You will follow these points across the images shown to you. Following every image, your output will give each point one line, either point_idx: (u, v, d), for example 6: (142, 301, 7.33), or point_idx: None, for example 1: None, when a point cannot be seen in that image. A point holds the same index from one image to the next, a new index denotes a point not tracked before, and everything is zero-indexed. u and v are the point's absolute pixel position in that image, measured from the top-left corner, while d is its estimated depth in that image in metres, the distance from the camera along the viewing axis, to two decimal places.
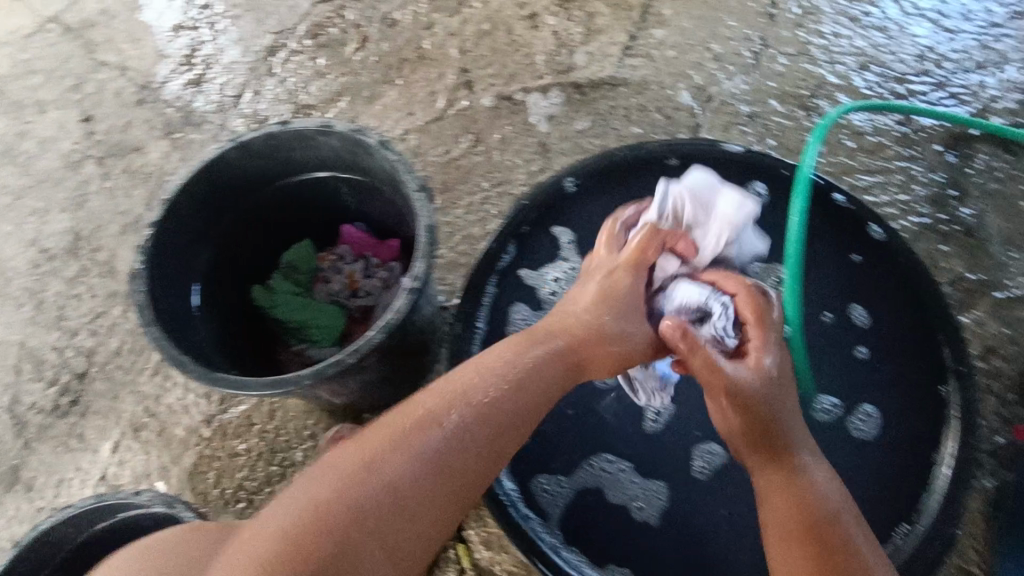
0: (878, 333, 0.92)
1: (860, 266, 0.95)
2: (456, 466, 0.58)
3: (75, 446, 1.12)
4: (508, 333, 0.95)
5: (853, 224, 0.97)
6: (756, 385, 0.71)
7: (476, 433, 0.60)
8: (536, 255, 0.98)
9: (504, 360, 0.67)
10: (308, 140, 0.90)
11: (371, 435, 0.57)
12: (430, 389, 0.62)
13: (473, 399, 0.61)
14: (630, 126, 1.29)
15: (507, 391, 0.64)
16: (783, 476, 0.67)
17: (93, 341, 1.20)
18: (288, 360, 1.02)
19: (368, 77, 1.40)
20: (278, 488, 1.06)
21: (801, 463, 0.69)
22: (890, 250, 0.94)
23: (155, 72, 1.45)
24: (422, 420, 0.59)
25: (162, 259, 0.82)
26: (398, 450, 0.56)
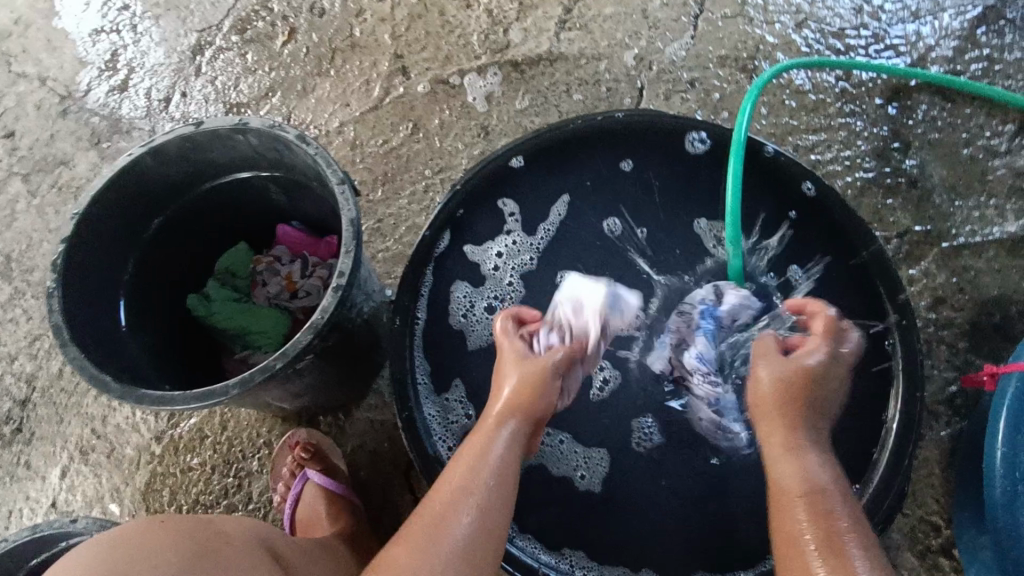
0: (817, 291, 0.93)
1: (795, 224, 0.95)
2: (477, 550, 0.64)
3: (22, 475, 1.08)
4: (452, 314, 0.95)
5: (787, 181, 0.95)
6: (789, 379, 0.72)
7: (484, 516, 0.66)
8: (476, 232, 0.97)
9: (485, 444, 0.72)
10: (225, 140, 0.86)
11: (395, 551, 0.63)
12: (433, 493, 0.68)
13: (470, 499, 0.67)
14: (569, 102, 1.27)
15: (495, 470, 0.70)
16: (784, 451, 0.68)
17: (33, 366, 1.14)
18: (233, 368, 0.99)
19: (300, 70, 1.35)
20: (236, 500, 1.03)
21: (805, 439, 0.69)
22: (824, 207, 0.93)
23: (77, 80, 1.39)
24: (434, 521, 0.65)
25: (76, 276, 0.79)
26: (421, 557, 0.62)
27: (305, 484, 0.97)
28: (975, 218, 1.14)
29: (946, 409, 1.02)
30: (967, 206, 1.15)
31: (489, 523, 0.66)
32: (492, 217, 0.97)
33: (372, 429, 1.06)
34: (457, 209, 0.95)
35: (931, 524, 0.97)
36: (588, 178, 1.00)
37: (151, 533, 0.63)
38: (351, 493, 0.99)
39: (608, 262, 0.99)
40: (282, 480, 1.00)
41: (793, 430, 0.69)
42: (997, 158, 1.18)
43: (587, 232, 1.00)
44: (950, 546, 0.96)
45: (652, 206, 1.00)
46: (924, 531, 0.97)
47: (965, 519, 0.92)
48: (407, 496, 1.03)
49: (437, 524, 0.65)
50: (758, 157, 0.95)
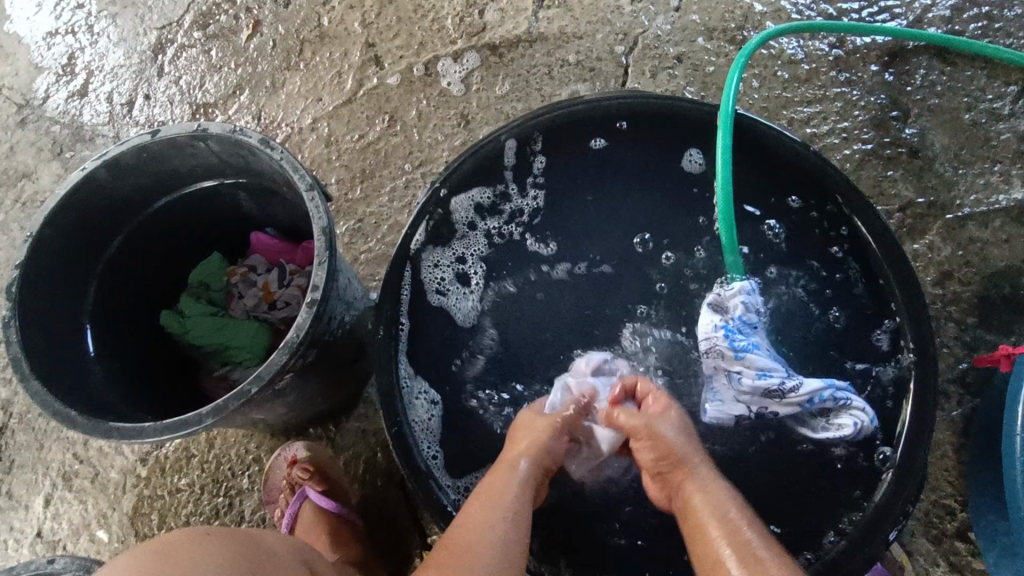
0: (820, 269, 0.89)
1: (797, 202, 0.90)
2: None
3: (4, 505, 1.04)
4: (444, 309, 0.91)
5: (784, 161, 0.89)
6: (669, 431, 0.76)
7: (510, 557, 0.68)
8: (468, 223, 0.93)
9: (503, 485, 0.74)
10: (185, 147, 0.80)
11: None
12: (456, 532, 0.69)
13: (494, 542, 0.68)
14: (551, 84, 1.22)
15: (516, 512, 0.71)
16: (692, 491, 0.71)
17: (7, 392, 1.09)
18: (212, 386, 0.94)
19: (268, 65, 1.28)
20: (228, 520, 0.99)
21: (704, 477, 0.72)
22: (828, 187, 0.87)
23: (34, 88, 1.32)
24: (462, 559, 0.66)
25: (30, 304, 0.74)
26: None
27: (305, 500, 0.94)
28: (980, 186, 1.09)
29: (956, 388, 0.99)
30: (971, 174, 1.10)
31: (513, 561, 0.68)
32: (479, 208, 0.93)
33: (364, 439, 1.02)
34: (441, 188, 0.89)
35: (946, 508, 0.94)
36: (579, 163, 0.95)
37: (209, 538, 0.64)
38: (351, 516, 0.95)
39: (600, 244, 0.94)
40: (281, 495, 0.97)
41: (677, 471, 0.73)
42: (1000, 122, 1.13)
43: (577, 215, 0.95)
44: (966, 530, 0.93)
45: (645, 188, 0.95)
46: (938, 516, 0.94)
47: (982, 503, 0.89)
48: (405, 506, 0.99)
49: (461, 561, 0.66)
50: (750, 138, 0.90)
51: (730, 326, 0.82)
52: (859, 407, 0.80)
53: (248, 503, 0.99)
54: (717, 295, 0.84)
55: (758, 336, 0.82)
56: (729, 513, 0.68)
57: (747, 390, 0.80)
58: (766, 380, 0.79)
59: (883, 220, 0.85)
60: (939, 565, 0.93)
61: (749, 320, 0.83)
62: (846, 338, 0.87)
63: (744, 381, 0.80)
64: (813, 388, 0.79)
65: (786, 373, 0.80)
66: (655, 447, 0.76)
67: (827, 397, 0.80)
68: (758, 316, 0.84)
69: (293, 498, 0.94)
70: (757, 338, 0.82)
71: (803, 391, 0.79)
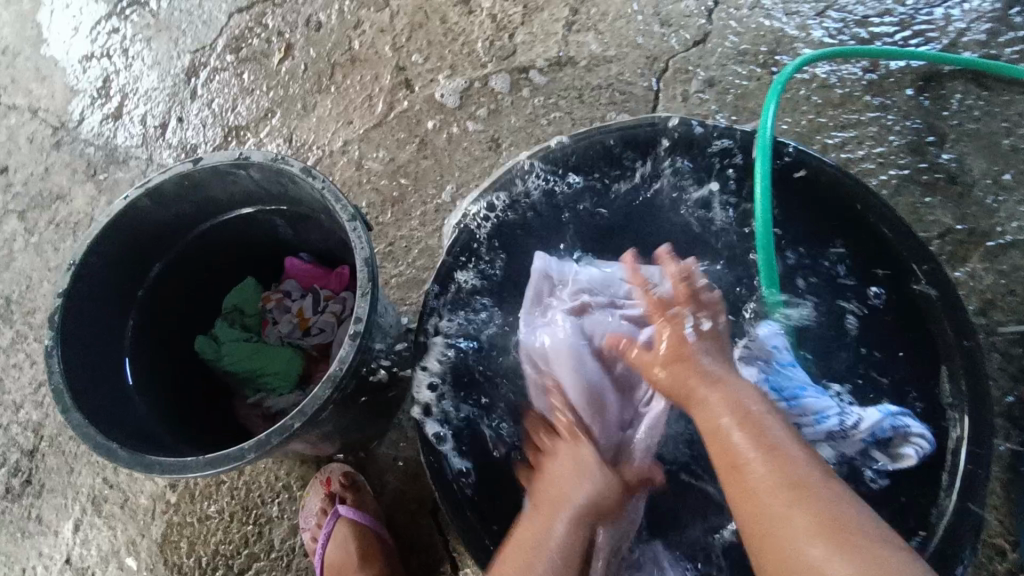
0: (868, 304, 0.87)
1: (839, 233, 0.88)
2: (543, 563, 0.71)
3: (34, 530, 1.03)
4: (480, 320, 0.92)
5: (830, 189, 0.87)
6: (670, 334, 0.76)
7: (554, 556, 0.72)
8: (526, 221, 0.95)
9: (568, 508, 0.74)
10: (226, 175, 0.81)
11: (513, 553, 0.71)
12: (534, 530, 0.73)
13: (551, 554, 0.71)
14: (582, 108, 1.21)
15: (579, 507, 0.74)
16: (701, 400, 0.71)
17: (39, 415, 1.09)
18: (246, 413, 0.94)
19: (299, 88, 1.29)
20: (258, 549, 0.98)
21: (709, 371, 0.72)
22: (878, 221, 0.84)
23: (69, 110, 1.33)
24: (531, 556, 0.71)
25: (71, 332, 0.74)
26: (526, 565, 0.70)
27: (336, 523, 0.93)
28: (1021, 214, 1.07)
29: (1003, 422, 0.97)
30: (1012, 201, 1.08)
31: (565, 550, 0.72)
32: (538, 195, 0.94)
33: (395, 468, 1.00)
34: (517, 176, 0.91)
35: (994, 547, 0.91)
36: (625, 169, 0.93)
37: None
38: (385, 536, 0.95)
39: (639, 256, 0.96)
40: (312, 518, 0.96)
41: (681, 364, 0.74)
42: None
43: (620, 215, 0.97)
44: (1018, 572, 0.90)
45: (687, 203, 0.96)
46: (988, 556, 0.91)
47: None
48: (435, 535, 0.97)
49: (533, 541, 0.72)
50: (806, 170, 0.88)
51: (768, 370, 0.83)
52: (920, 432, 0.78)
53: (278, 531, 0.98)
54: (747, 346, 0.86)
55: (799, 375, 0.84)
56: (766, 425, 0.66)
57: (807, 437, 0.81)
58: (826, 424, 0.80)
59: (933, 259, 0.81)
60: None
61: (785, 361, 0.84)
62: (898, 368, 0.85)
63: (802, 429, 0.81)
64: (872, 423, 0.79)
65: (840, 412, 0.81)
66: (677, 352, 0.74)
67: (887, 429, 0.79)
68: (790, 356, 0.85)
69: (327, 518, 0.93)
70: (800, 378, 0.83)
71: (863, 426, 0.80)
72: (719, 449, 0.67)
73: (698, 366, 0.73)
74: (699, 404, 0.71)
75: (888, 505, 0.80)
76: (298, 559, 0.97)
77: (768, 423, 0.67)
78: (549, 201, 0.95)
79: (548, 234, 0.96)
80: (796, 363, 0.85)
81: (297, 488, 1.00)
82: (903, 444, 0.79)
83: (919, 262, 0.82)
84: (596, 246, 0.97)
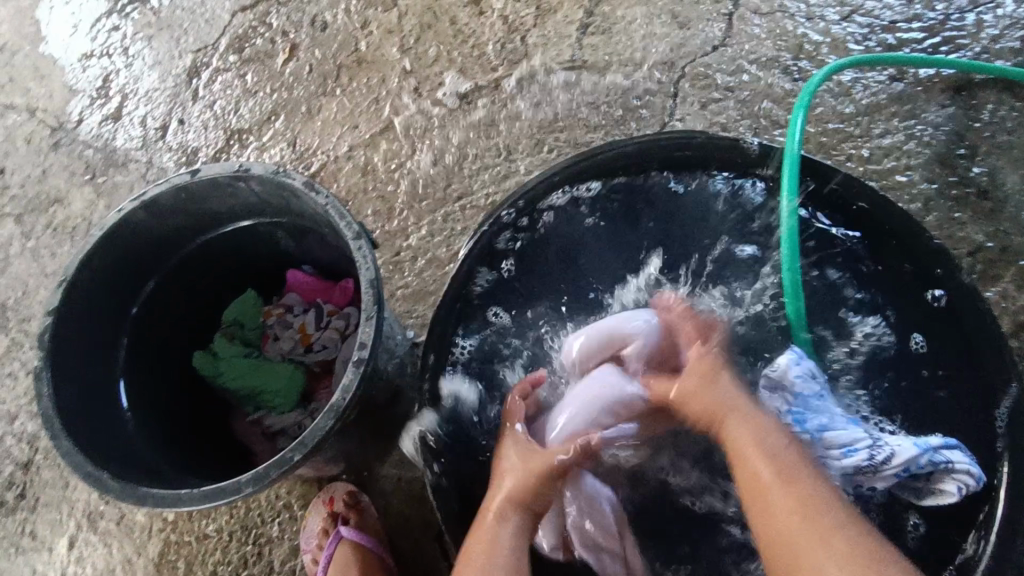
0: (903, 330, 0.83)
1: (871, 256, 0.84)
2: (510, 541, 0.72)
3: (28, 546, 1.00)
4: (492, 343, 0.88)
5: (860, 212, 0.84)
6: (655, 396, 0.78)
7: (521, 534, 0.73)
8: (542, 238, 0.91)
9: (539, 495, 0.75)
10: (225, 188, 0.77)
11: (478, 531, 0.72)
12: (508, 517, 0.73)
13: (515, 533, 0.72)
14: (596, 114, 1.17)
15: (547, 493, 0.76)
16: (728, 423, 0.72)
17: (34, 426, 1.06)
18: (245, 431, 0.91)
19: (304, 90, 1.25)
20: (257, 571, 0.95)
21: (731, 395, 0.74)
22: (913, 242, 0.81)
23: (68, 110, 1.30)
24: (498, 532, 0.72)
25: (62, 352, 0.72)
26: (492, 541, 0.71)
27: (337, 546, 0.89)
28: None
29: None
30: None
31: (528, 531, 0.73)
32: (555, 211, 0.91)
33: (400, 489, 0.97)
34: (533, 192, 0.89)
35: None
36: (643, 183, 0.91)
37: None
38: (388, 559, 0.91)
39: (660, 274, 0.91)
40: (313, 539, 0.93)
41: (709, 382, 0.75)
42: None
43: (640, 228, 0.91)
44: None
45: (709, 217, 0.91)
46: None
47: None
48: (440, 560, 0.93)
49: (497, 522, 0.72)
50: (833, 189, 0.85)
51: (793, 402, 0.79)
52: (961, 464, 0.72)
53: (278, 553, 0.95)
54: (770, 376, 0.81)
55: (827, 405, 0.79)
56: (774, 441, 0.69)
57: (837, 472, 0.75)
58: (853, 458, 0.73)
59: (969, 283, 0.78)
60: None
61: (810, 391, 0.79)
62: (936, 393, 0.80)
63: (831, 464, 0.74)
64: (908, 457, 0.71)
65: (873, 445, 0.74)
66: (688, 393, 0.76)
67: (926, 464, 0.72)
68: (818, 383, 0.80)
69: (328, 541, 0.89)
70: (828, 408, 0.78)
71: (895, 462, 0.72)
72: (740, 470, 0.69)
73: (716, 398, 0.74)
74: (727, 423, 0.72)
75: (918, 543, 0.76)
76: None
77: (779, 440, 0.69)
78: (566, 216, 0.91)
79: (566, 250, 0.92)
80: (823, 393, 0.80)
81: (297, 508, 0.97)
82: (943, 476, 0.73)
83: (953, 287, 0.79)
84: (616, 262, 0.91)
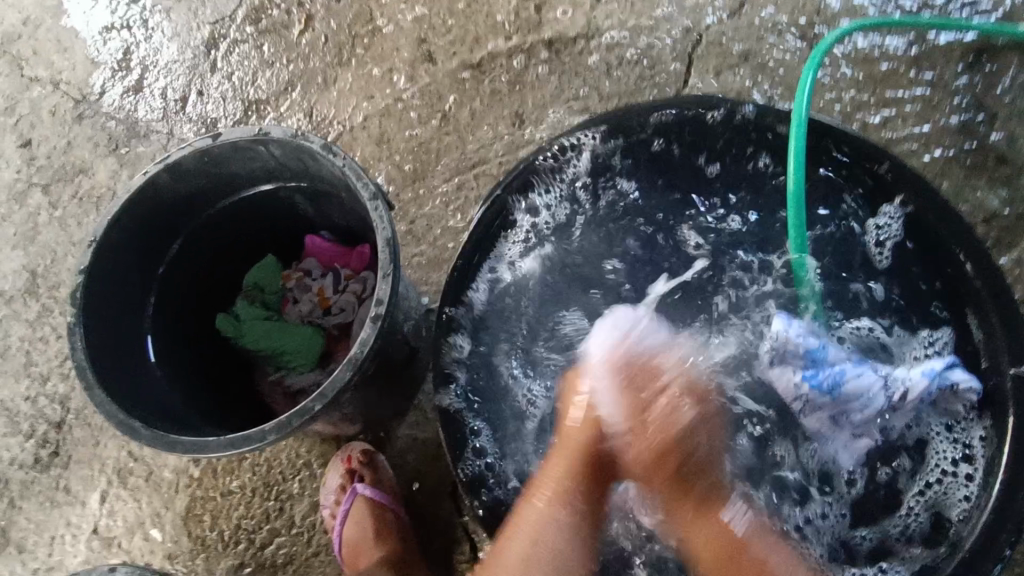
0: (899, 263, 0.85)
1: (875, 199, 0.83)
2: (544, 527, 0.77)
3: (62, 500, 1.05)
4: (514, 268, 0.91)
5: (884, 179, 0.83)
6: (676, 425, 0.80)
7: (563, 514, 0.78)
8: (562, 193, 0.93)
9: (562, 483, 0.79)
10: (245, 151, 0.79)
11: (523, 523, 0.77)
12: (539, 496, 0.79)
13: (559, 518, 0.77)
14: (609, 82, 1.16)
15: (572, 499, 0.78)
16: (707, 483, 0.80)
17: (65, 387, 1.10)
18: (268, 390, 0.94)
19: (319, 61, 1.26)
20: (279, 525, 0.99)
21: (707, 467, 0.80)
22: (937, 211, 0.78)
23: (90, 83, 1.32)
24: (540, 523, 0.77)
25: (93, 308, 0.75)
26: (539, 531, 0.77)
27: (353, 502, 0.93)
28: None
29: None
30: None
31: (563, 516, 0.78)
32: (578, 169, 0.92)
33: (416, 448, 0.99)
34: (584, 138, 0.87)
35: None
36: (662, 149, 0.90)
37: None
38: (402, 517, 0.94)
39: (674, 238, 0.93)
40: (331, 496, 0.96)
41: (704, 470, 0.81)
42: None
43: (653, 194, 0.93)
44: None
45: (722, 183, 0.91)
46: None
47: None
48: (455, 517, 0.96)
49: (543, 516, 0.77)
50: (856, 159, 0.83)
51: (806, 364, 0.80)
52: (967, 384, 0.76)
53: (300, 508, 0.98)
54: (772, 347, 0.83)
55: (835, 356, 0.80)
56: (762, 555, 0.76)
57: (860, 421, 0.79)
58: (875, 403, 0.78)
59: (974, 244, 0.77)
60: None
61: (814, 349, 0.80)
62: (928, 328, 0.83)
63: (856, 415, 0.79)
64: (921, 390, 0.77)
65: (886, 386, 0.78)
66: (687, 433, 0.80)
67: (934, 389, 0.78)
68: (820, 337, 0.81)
69: (345, 496, 0.93)
70: (836, 360, 0.79)
71: (912, 395, 0.78)
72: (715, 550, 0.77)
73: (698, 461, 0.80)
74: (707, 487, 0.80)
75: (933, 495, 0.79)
76: (319, 535, 0.98)
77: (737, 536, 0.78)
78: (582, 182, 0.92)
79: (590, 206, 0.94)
80: (824, 344, 0.81)
81: (317, 466, 1.00)
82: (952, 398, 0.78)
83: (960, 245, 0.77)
84: (637, 228, 0.94)
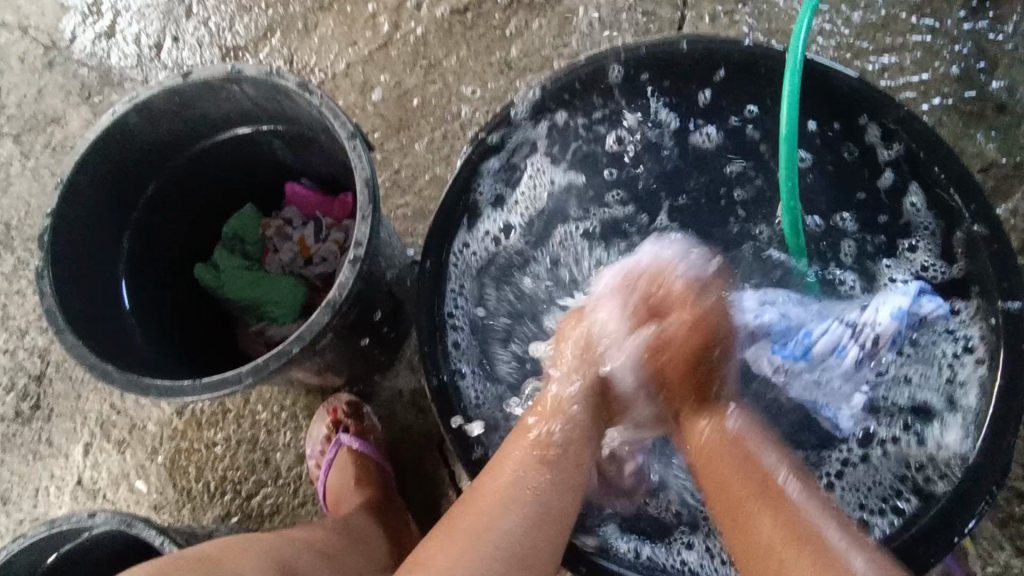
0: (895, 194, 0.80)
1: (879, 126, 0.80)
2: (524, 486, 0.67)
3: (45, 452, 1.04)
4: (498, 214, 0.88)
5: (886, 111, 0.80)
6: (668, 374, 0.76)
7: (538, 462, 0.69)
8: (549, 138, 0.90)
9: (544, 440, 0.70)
10: (218, 90, 0.76)
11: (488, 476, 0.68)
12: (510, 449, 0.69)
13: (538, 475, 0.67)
14: (601, 28, 1.12)
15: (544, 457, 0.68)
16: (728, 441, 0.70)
17: (44, 340, 1.09)
18: (249, 341, 0.92)
19: (299, 6, 1.21)
20: (266, 475, 0.98)
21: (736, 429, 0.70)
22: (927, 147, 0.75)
23: (60, 28, 1.26)
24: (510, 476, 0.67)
25: (63, 253, 0.73)
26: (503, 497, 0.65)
27: (338, 451, 0.93)
28: None
29: None
30: None
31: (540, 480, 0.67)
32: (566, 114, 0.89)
33: (402, 399, 0.99)
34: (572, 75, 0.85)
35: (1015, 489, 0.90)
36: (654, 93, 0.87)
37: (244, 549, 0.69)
38: (387, 466, 0.95)
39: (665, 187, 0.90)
40: (317, 446, 0.96)
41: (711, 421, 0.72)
42: None
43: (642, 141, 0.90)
44: None
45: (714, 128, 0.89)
46: (1006, 497, 0.90)
47: None
48: (441, 466, 0.97)
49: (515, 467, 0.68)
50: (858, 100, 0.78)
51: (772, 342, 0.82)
52: (937, 312, 0.76)
53: (286, 458, 0.98)
54: None
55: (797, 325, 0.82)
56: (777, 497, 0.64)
57: (842, 376, 0.80)
58: (847, 359, 0.79)
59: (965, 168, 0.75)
60: (1003, 549, 0.89)
61: (777, 326, 0.82)
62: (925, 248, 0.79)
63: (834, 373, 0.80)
64: (890, 330, 0.78)
65: (854, 336, 0.79)
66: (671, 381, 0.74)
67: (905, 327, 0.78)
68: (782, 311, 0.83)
69: (330, 446, 0.93)
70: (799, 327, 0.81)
71: (882, 335, 0.78)
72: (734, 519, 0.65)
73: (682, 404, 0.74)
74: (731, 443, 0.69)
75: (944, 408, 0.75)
76: (305, 486, 0.98)
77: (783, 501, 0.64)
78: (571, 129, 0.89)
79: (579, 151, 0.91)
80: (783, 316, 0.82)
81: (303, 417, 0.99)
82: (923, 330, 0.78)
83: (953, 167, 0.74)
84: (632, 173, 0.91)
